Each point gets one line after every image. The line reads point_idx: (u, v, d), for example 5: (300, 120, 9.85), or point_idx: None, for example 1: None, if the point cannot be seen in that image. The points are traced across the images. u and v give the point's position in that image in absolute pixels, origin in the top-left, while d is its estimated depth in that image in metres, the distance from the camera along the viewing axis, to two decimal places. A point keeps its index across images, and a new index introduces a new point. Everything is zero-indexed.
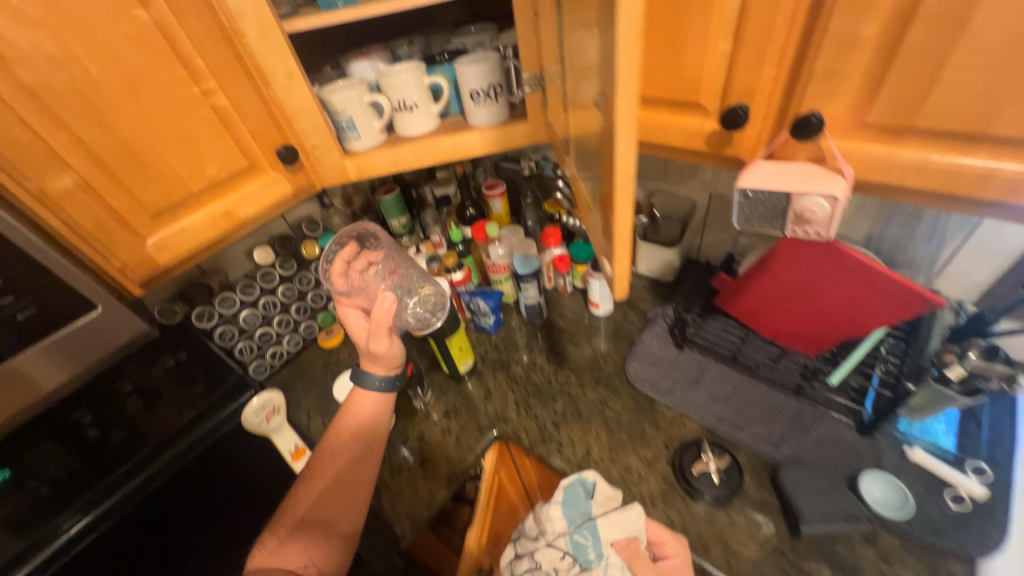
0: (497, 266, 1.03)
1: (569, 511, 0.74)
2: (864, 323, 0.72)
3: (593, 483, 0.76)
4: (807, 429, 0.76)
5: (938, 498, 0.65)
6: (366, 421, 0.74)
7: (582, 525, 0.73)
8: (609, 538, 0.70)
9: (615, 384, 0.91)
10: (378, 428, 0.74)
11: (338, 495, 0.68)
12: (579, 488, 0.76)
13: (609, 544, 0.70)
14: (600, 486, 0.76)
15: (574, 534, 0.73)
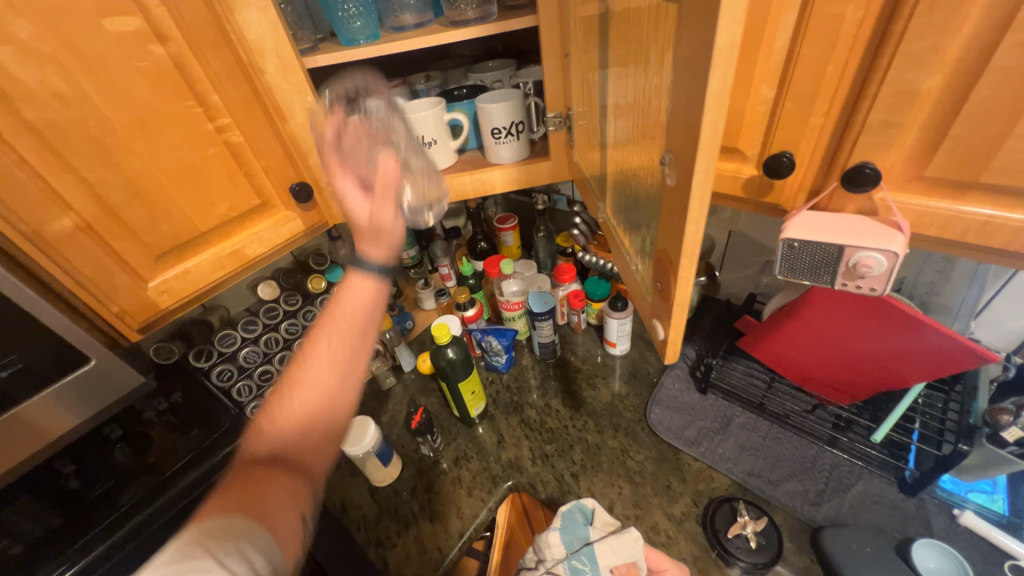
0: (510, 303, 0.99)
1: (567, 536, 0.65)
2: (904, 376, 0.68)
3: (592, 508, 0.68)
4: (846, 487, 0.71)
5: (997, 569, 0.61)
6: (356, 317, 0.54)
7: (577, 551, 0.63)
8: (609, 566, 0.62)
9: (636, 430, 0.86)
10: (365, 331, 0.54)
11: (315, 435, 0.50)
12: (578, 515, 0.68)
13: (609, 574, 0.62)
14: (599, 511, 0.68)
15: (572, 560, 0.62)
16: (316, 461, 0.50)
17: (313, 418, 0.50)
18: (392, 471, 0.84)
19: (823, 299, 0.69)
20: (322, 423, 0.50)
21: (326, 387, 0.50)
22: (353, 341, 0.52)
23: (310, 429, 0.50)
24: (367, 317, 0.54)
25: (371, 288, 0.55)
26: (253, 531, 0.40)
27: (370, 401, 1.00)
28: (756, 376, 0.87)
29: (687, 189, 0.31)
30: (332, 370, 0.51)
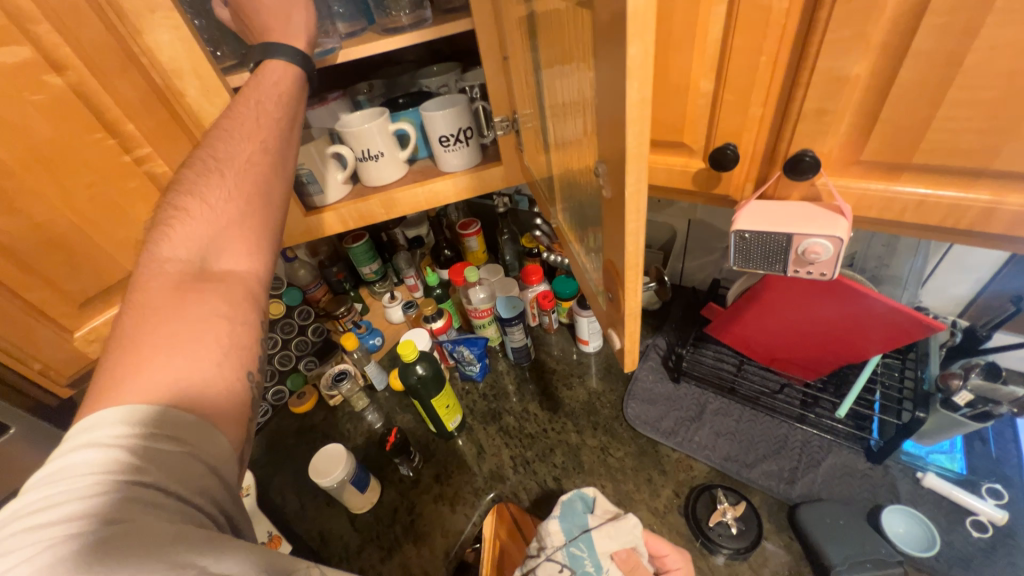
0: (479, 311, 0.97)
1: (566, 524, 0.64)
2: (861, 349, 0.70)
3: (593, 497, 0.68)
4: (817, 461, 0.73)
5: (960, 526, 0.64)
6: (265, 117, 0.52)
7: (576, 538, 0.63)
8: (608, 551, 0.62)
9: (615, 427, 0.86)
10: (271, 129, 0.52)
11: (241, 206, 0.48)
12: (577, 502, 0.67)
13: (608, 557, 0.62)
14: (600, 499, 0.68)
15: (569, 546, 0.61)
16: (238, 249, 0.46)
17: (220, 241, 0.45)
18: (371, 495, 0.81)
19: (781, 283, 0.70)
20: (237, 232, 0.46)
21: (236, 205, 0.47)
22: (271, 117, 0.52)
23: (219, 248, 0.45)
24: (287, 113, 0.54)
25: (284, 70, 0.54)
26: (198, 436, 0.35)
27: (343, 425, 0.96)
28: (726, 360, 0.89)
29: (622, 199, 0.32)
30: (249, 167, 0.49)
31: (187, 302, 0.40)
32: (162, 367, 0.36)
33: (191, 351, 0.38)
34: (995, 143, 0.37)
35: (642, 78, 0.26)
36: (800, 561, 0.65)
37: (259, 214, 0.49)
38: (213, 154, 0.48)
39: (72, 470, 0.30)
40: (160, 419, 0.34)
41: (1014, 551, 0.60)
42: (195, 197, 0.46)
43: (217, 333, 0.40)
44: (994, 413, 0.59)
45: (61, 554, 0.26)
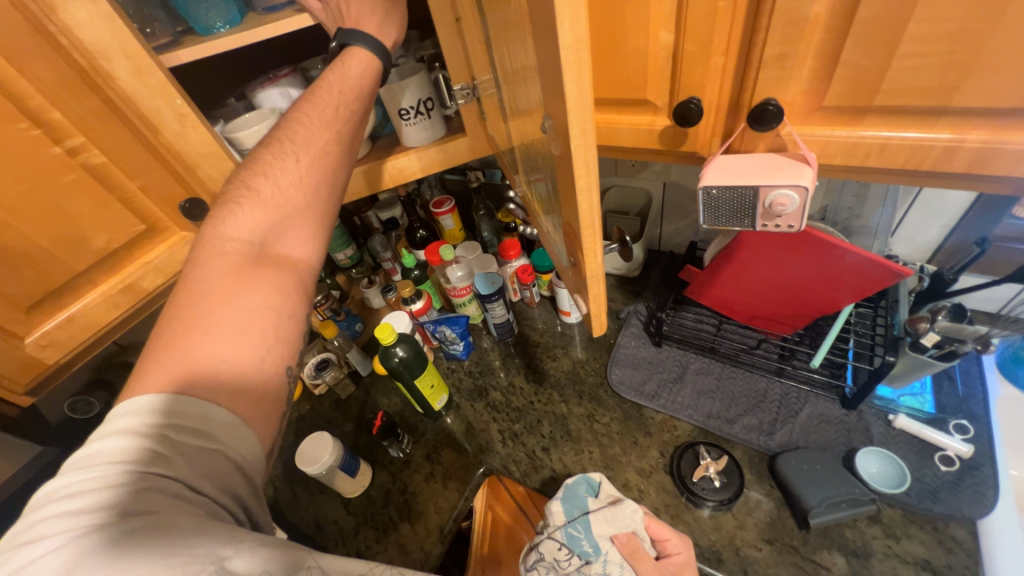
0: (458, 290, 0.95)
1: (567, 505, 0.66)
2: (835, 300, 0.71)
3: (598, 481, 0.68)
4: (795, 412, 0.75)
5: (929, 461, 0.66)
6: (323, 104, 0.51)
7: (575, 519, 0.64)
8: (607, 534, 0.62)
9: (600, 394, 0.87)
10: (331, 118, 0.52)
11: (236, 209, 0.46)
12: (582, 486, 0.68)
13: (607, 538, 0.62)
14: (606, 485, 0.68)
15: (568, 526, 0.63)
16: (297, 235, 0.48)
17: (282, 226, 0.47)
18: (362, 478, 0.82)
19: (754, 241, 0.70)
20: (300, 217, 0.48)
21: (304, 191, 0.48)
22: (343, 107, 0.52)
23: (281, 231, 0.47)
24: (361, 109, 0.54)
25: (366, 61, 0.54)
26: (232, 434, 0.35)
27: (329, 413, 0.96)
28: (705, 321, 0.90)
29: (571, 153, 0.30)
30: (325, 155, 0.51)
31: (244, 287, 0.42)
32: (207, 355, 0.37)
33: (238, 342, 0.39)
34: (955, 78, 0.37)
35: (575, 15, 0.24)
36: (779, 506, 0.68)
37: (317, 204, 0.50)
38: (290, 135, 0.49)
39: (107, 456, 0.31)
40: (194, 411, 0.34)
41: (978, 481, 0.63)
42: (247, 185, 0.47)
43: (260, 324, 0.41)
44: (961, 351, 0.60)
45: (91, 541, 0.27)
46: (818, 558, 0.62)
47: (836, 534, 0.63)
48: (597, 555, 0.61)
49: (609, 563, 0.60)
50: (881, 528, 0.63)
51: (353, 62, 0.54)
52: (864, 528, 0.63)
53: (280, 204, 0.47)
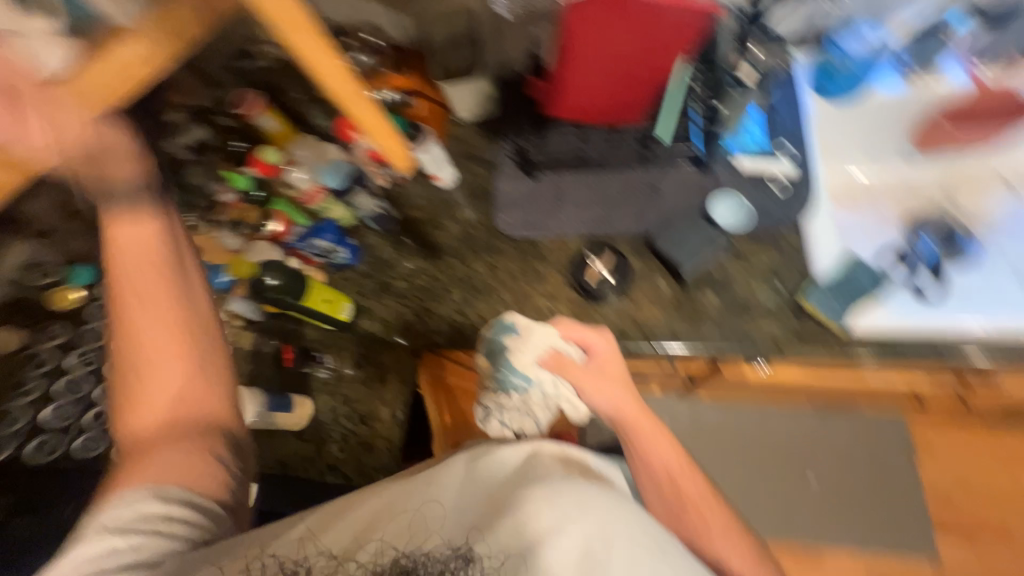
0: (308, 194, 0.85)
1: (490, 355, 0.73)
2: (662, 66, 0.74)
3: (513, 322, 0.73)
4: (661, 189, 0.81)
5: (764, 190, 0.76)
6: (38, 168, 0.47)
7: (499, 364, 0.72)
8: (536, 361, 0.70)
9: (494, 243, 0.88)
10: (151, 252, 0.61)
11: (139, 375, 0.60)
12: (499, 330, 0.73)
13: (537, 366, 0.71)
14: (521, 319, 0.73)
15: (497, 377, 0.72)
16: (174, 372, 0.60)
17: (187, 395, 0.61)
18: (302, 411, 0.82)
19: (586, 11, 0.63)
20: (198, 380, 0.61)
21: (185, 377, 0.61)
22: (156, 273, 0.60)
23: (183, 399, 0.61)
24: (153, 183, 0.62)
25: (146, 226, 0.61)
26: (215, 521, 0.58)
27: (244, 368, 0.92)
28: (571, 134, 0.86)
29: None
30: (166, 321, 0.60)
31: (168, 450, 0.58)
32: (160, 468, 0.57)
33: (177, 470, 0.58)
34: None
35: None
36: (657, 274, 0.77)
37: (203, 369, 0.62)
38: (125, 317, 0.60)
39: (113, 524, 0.54)
40: (172, 495, 0.56)
41: (801, 189, 0.75)
42: (137, 399, 0.60)
43: (196, 456, 0.59)
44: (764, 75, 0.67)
45: (158, 549, 0.55)
46: (697, 299, 0.73)
47: (706, 278, 0.74)
48: (533, 381, 0.71)
49: (542, 384, 0.70)
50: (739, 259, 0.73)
51: (123, 237, 0.60)
52: (727, 264, 0.73)
53: (166, 398, 0.60)
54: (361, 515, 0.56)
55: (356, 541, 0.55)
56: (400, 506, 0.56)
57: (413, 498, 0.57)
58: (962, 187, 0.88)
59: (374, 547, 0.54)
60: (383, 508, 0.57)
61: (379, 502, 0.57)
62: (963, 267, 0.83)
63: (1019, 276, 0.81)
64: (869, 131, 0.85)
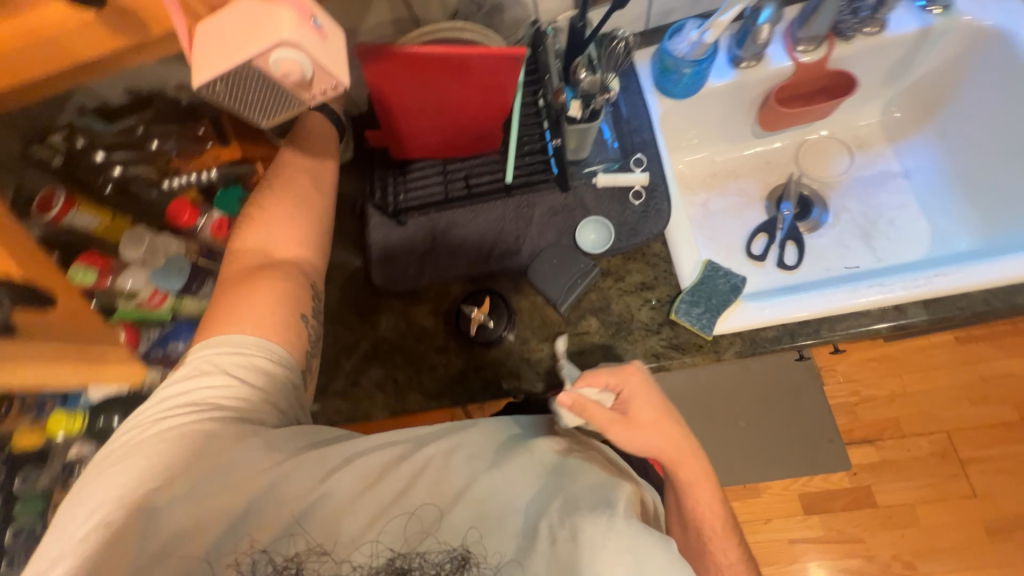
0: (150, 300, 0.74)
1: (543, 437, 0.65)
2: (501, 107, 0.68)
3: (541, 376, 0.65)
4: (530, 218, 0.79)
5: (626, 203, 0.76)
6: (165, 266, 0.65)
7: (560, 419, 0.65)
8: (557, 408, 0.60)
9: (376, 303, 0.82)
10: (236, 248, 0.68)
11: (288, 225, 0.68)
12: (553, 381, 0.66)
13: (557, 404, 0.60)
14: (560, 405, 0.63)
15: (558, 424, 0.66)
16: (281, 238, 0.68)
17: (274, 236, 0.68)
18: None
19: (382, 74, 0.61)
20: (285, 225, 0.68)
21: (294, 212, 0.69)
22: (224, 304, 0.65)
23: (276, 241, 0.67)
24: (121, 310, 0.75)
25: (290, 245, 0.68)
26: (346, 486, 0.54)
27: None
28: (433, 173, 0.83)
29: None
30: (296, 191, 0.70)
31: (262, 231, 0.68)
32: (272, 225, 0.68)
33: (276, 242, 0.67)
34: None
35: None
36: (539, 305, 0.76)
37: (305, 220, 0.69)
38: (279, 179, 0.71)
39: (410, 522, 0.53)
40: (301, 479, 0.53)
41: (658, 198, 0.75)
42: (263, 209, 0.69)
43: (280, 245, 0.67)
44: (597, 106, 0.67)
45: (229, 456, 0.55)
46: (582, 325, 0.74)
47: (587, 304, 0.74)
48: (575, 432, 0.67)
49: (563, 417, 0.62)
50: (610, 277, 0.75)
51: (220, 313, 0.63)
52: (602, 285, 0.74)
53: (275, 210, 0.68)
54: (421, 488, 0.54)
55: (389, 513, 0.53)
56: (450, 486, 0.55)
57: (461, 475, 0.56)
58: (809, 157, 0.92)
59: (369, 547, 0.51)
60: (460, 483, 0.55)
61: (454, 472, 0.56)
62: (813, 232, 0.88)
63: (862, 233, 0.87)
64: (719, 116, 0.87)
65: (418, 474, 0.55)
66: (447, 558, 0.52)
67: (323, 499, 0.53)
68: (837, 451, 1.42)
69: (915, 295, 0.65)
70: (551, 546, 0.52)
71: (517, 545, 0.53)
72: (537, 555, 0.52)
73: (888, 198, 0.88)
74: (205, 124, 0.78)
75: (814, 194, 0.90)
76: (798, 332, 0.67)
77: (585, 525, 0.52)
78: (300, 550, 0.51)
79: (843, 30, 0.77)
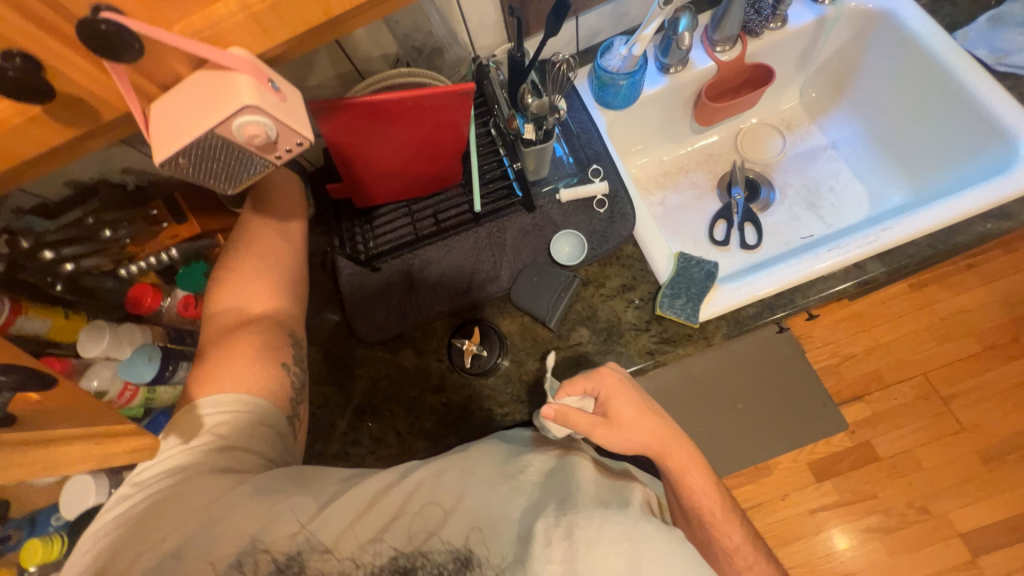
0: (121, 397, 0.69)
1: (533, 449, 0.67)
2: (457, 142, 0.70)
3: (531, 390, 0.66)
4: (503, 243, 0.80)
5: (592, 212, 0.79)
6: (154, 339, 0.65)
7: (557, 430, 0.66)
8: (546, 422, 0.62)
9: (363, 354, 0.80)
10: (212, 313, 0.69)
11: (263, 281, 0.71)
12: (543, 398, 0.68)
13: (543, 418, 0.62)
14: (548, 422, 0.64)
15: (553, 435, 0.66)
16: (257, 296, 0.70)
17: (249, 294, 0.69)
18: None
19: (335, 129, 0.62)
20: (259, 283, 0.70)
21: (267, 272, 0.71)
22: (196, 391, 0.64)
23: (251, 297, 0.69)
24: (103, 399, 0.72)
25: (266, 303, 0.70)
26: (341, 510, 0.53)
27: None
28: (400, 215, 0.83)
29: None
30: (267, 249, 0.73)
31: (238, 292, 0.69)
32: (247, 286, 0.70)
33: (251, 296, 0.70)
34: None
35: None
36: (528, 325, 0.76)
37: (278, 274, 0.72)
38: (246, 245, 0.73)
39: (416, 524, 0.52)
40: (293, 505, 0.52)
41: (620, 203, 0.78)
42: (235, 270, 0.71)
43: (258, 302, 0.69)
44: (548, 126, 0.70)
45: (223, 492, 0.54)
46: (573, 337, 0.74)
47: (574, 315, 0.75)
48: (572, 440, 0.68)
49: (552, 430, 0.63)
50: (591, 285, 0.76)
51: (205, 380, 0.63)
52: (585, 295, 0.76)
53: (246, 271, 0.70)
54: (424, 492, 0.55)
55: (392, 524, 0.52)
56: (447, 498, 0.54)
57: (457, 485, 0.55)
58: (746, 144, 0.99)
59: (376, 549, 0.51)
60: (464, 488, 0.55)
61: (456, 472, 0.57)
62: (765, 211, 0.94)
63: (808, 204, 0.93)
64: (660, 120, 0.93)
65: (416, 493, 0.54)
66: (449, 558, 0.51)
67: (318, 520, 0.52)
68: (832, 414, 1.46)
69: (869, 251, 0.70)
70: (548, 539, 0.50)
71: (517, 546, 0.51)
72: (540, 550, 0.50)
73: (822, 170, 0.95)
74: (157, 204, 0.75)
75: (759, 175, 0.96)
76: (775, 305, 0.71)
77: (582, 520, 0.52)
78: (301, 550, 0.50)
79: (752, 28, 0.85)
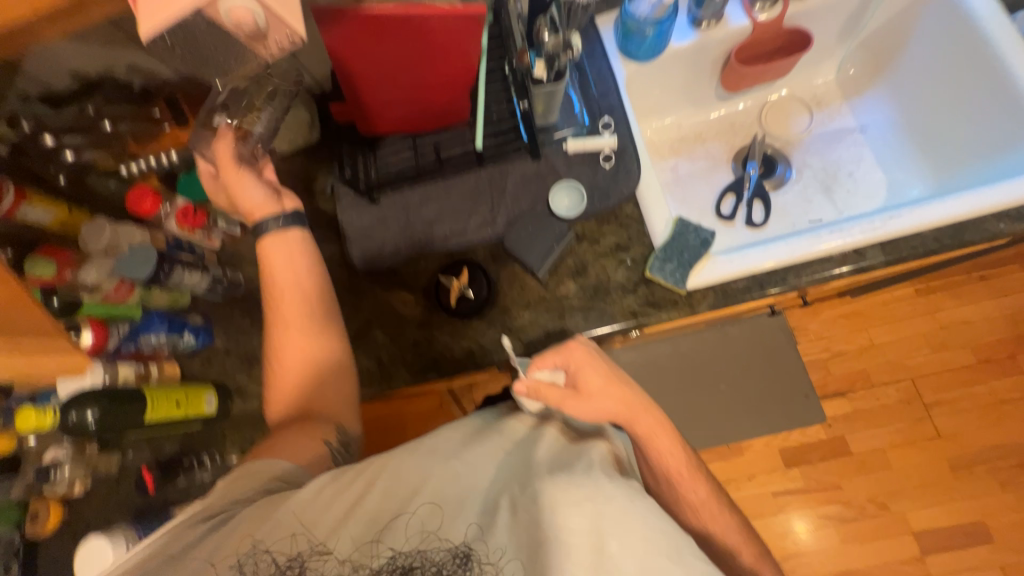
0: (114, 293, 0.72)
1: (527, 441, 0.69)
2: (467, 72, 0.68)
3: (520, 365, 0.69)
4: (503, 188, 0.79)
5: (597, 167, 0.77)
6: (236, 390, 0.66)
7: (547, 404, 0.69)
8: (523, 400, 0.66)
9: (353, 283, 0.81)
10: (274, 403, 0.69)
11: (305, 359, 0.68)
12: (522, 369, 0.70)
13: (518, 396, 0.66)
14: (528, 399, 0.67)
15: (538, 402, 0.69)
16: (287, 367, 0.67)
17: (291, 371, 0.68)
18: None
19: (341, 42, 0.60)
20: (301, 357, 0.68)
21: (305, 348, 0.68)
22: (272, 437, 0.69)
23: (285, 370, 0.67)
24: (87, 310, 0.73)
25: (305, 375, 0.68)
26: (332, 525, 0.53)
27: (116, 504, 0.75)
28: (404, 149, 0.82)
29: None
30: (298, 317, 0.68)
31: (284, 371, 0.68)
32: (288, 371, 0.68)
33: (298, 373, 0.68)
34: None
35: None
36: (518, 273, 0.76)
37: (318, 341, 0.69)
38: (278, 327, 0.69)
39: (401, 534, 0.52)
40: (296, 535, 0.53)
41: (627, 160, 0.77)
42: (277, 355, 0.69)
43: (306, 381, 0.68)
44: (562, 67, 0.67)
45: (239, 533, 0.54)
46: (560, 290, 0.75)
47: (564, 268, 0.75)
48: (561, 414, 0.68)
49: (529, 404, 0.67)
50: (585, 241, 0.76)
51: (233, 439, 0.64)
52: (578, 250, 0.75)
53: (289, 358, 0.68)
54: (387, 487, 0.55)
55: (367, 514, 0.53)
56: (406, 485, 0.55)
57: (416, 474, 0.56)
58: (771, 118, 0.95)
59: (358, 540, 0.52)
60: (421, 475, 0.55)
61: (407, 462, 0.56)
62: (778, 190, 0.91)
63: (823, 187, 0.90)
64: (684, 80, 0.89)
65: (375, 479, 0.55)
66: (448, 556, 0.52)
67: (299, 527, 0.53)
68: (812, 406, 1.48)
69: (872, 238, 0.69)
70: (514, 513, 0.53)
71: (480, 523, 0.53)
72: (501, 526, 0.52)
73: (845, 153, 0.91)
74: (159, 104, 0.73)
75: (778, 152, 0.93)
76: (767, 281, 0.70)
77: (546, 489, 0.53)
78: (300, 550, 0.52)
79: None
